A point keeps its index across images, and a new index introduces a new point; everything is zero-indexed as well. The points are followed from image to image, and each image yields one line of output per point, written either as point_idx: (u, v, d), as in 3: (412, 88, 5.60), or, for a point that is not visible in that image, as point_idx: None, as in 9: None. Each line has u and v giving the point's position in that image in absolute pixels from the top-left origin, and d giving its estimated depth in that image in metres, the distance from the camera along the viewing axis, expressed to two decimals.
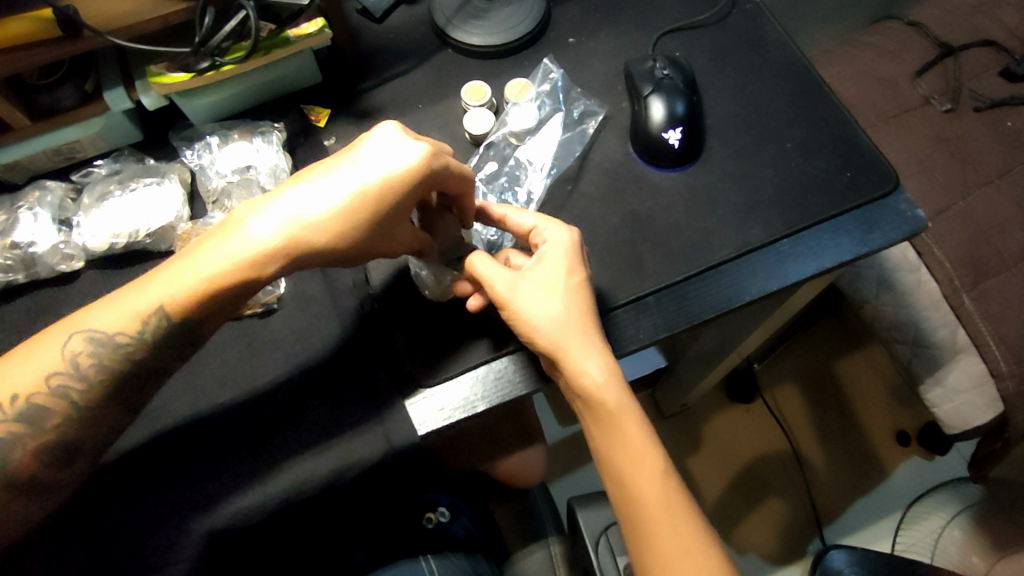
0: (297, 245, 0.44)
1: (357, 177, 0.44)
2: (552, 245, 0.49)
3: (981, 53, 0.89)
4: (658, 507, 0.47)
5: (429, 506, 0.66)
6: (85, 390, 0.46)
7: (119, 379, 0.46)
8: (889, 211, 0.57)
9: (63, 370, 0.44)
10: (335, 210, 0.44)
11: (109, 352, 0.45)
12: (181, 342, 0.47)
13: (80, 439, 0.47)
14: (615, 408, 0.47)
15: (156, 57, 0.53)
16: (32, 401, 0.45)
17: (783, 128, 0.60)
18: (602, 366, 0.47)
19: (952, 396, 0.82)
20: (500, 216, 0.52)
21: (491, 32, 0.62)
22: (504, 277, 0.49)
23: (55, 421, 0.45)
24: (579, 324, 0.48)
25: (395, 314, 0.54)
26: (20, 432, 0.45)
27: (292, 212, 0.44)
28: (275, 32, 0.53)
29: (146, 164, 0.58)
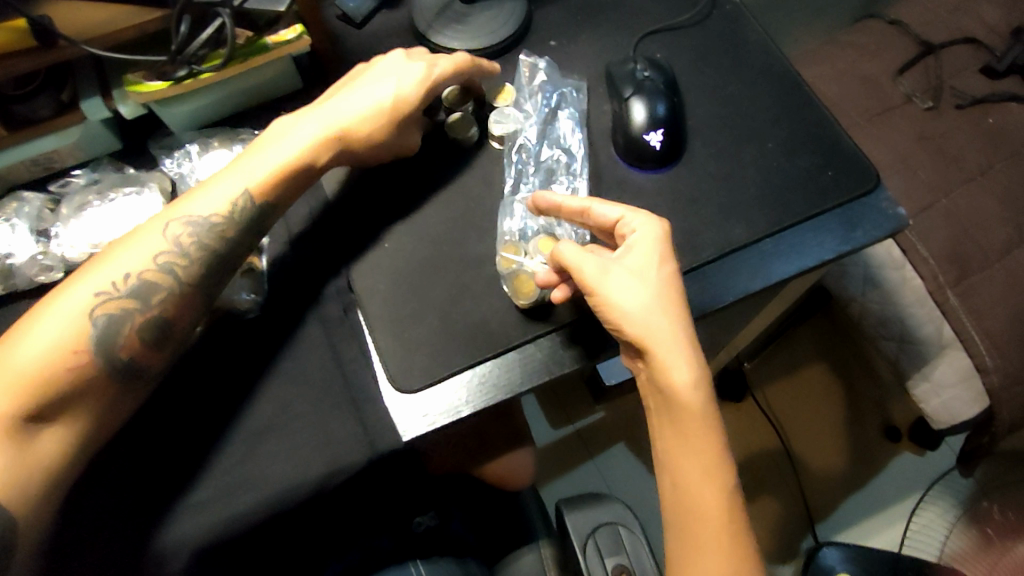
0: (347, 135, 0.54)
1: (381, 89, 0.55)
2: (640, 236, 0.49)
3: (962, 50, 0.90)
4: (718, 525, 0.46)
5: (420, 510, 0.65)
6: (188, 268, 0.51)
7: (214, 262, 0.52)
8: (871, 209, 0.57)
9: (169, 251, 0.50)
10: (371, 112, 0.55)
11: (206, 233, 0.51)
12: (254, 230, 0.53)
13: (175, 320, 0.51)
14: (700, 413, 0.46)
15: (133, 66, 0.53)
16: (145, 277, 0.49)
17: (764, 128, 0.61)
18: (691, 369, 0.46)
19: (939, 391, 0.83)
20: (583, 209, 0.51)
21: (471, 37, 0.62)
22: (593, 264, 0.48)
23: (160, 296, 0.50)
24: (673, 321, 0.47)
25: (378, 319, 0.54)
26: (131, 308, 0.49)
27: (335, 115, 0.55)
28: (253, 40, 0.53)
29: (126, 173, 0.57)
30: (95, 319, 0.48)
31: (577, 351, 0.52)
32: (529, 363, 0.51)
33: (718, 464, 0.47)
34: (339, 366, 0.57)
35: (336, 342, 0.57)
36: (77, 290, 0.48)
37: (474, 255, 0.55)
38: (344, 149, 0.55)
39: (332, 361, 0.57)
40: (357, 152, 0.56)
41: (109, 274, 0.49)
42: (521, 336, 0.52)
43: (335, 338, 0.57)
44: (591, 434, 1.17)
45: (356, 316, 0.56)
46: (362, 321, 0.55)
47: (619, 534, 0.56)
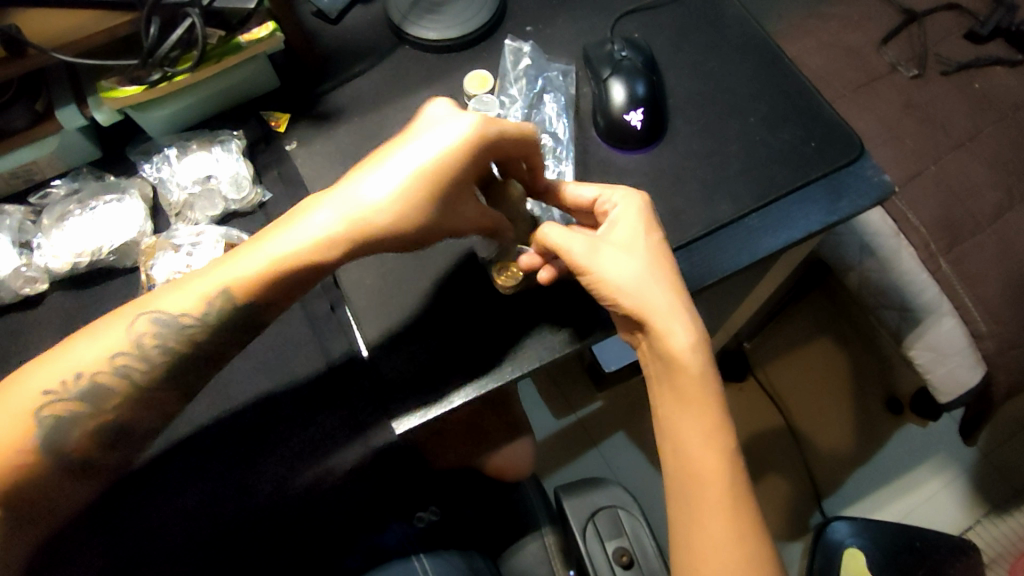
0: (364, 230, 0.44)
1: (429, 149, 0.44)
2: (622, 209, 0.48)
3: (945, 17, 0.89)
4: (720, 485, 0.46)
5: (421, 505, 0.66)
6: (149, 371, 0.46)
7: (180, 363, 0.47)
8: (856, 178, 0.57)
9: (128, 351, 0.45)
10: (409, 183, 0.44)
11: (173, 335, 0.45)
12: (237, 328, 0.47)
13: (133, 422, 0.47)
14: (699, 376, 0.46)
15: (106, 72, 0.52)
16: (97, 380, 0.45)
17: (746, 102, 0.60)
18: (689, 334, 0.46)
19: (944, 360, 0.82)
20: (557, 187, 0.52)
21: (447, 26, 0.62)
22: (581, 242, 0.47)
23: (115, 401, 0.46)
24: (666, 289, 0.46)
25: (365, 312, 0.53)
26: (81, 412, 0.45)
27: (351, 203, 0.44)
28: (225, 38, 0.53)
29: (106, 181, 0.57)
30: (41, 419, 0.44)
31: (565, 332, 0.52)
32: (520, 352, 0.51)
33: (719, 424, 0.46)
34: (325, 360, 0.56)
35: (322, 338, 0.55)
36: (28, 382, 0.44)
37: (458, 244, 0.55)
38: (365, 247, 0.45)
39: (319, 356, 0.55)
40: (393, 241, 0.46)
41: (60, 369, 0.44)
42: (509, 324, 0.52)
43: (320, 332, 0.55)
44: (593, 422, 1.17)
45: (345, 313, 0.55)
46: (350, 317, 0.54)
47: (619, 518, 0.56)
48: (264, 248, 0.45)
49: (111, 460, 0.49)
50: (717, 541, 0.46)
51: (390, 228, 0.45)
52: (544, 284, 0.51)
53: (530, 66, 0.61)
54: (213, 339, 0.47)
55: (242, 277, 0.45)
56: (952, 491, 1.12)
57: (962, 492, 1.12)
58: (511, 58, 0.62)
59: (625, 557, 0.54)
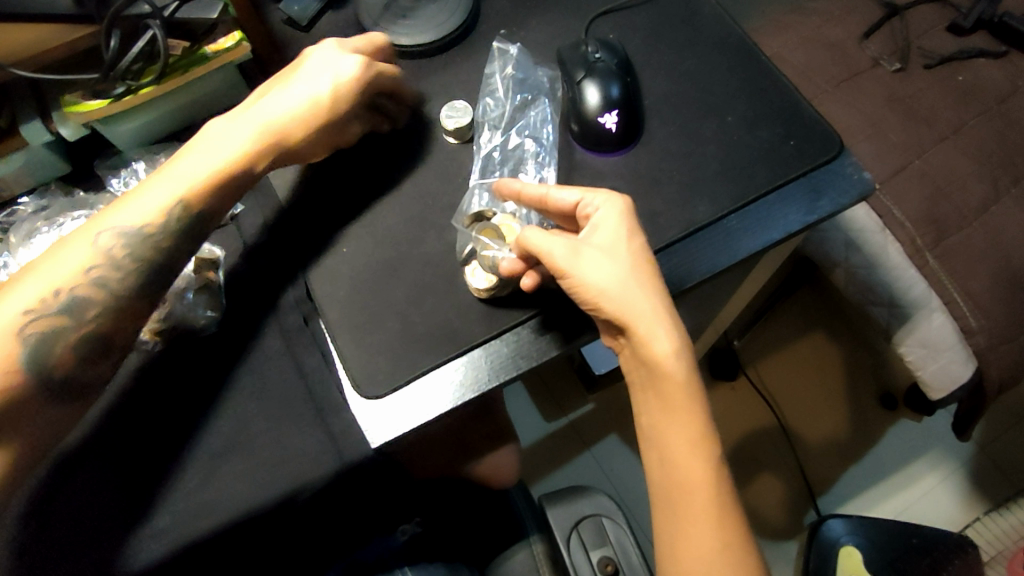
0: (276, 135, 0.52)
1: (317, 83, 0.53)
2: (605, 213, 0.47)
3: (927, 10, 0.89)
4: (706, 495, 0.45)
5: (404, 518, 0.65)
6: (123, 280, 0.50)
7: (147, 274, 0.51)
8: (835, 176, 0.56)
9: (99, 263, 0.49)
10: (303, 107, 0.52)
11: (138, 243, 0.50)
12: (189, 237, 0.52)
13: (113, 335, 0.50)
14: (683, 383, 0.45)
15: (70, 86, 0.51)
16: (75, 292, 0.48)
17: (723, 102, 0.59)
18: (673, 341, 0.45)
19: (936, 356, 0.80)
20: (542, 197, 0.50)
21: (420, 31, 0.61)
22: (562, 246, 0.46)
23: (94, 312, 0.49)
24: (650, 295, 0.45)
25: (339, 325, 0.52)
26: (63, 325, 0.48)
27: (262, 114, 0.53)
28: (190, 49, 0.52)
29: (75, 197, 0.56)
30: (25, 336, 0.47)
31: (546, 343, 0.50)
32: (497, 360, 0.50)
33: (704, 432, 0.45)
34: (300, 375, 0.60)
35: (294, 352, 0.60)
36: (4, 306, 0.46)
37: (433, 252, 0.54)
38: (285, 153, 0.53)
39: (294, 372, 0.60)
40: (299, 151, 0.53)
41: (34, 290, 0.47)
42: (485, 332, 0.51)
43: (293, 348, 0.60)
44: (585, 424, 1.16)
45: (319, 325, 0.54)
46: (324, 329, 0.53)
47: (603, 525, 0.55)
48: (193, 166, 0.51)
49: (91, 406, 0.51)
50: (704, 551, 0.45)
51: (299, 137, 0.52)
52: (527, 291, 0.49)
53: (515, 71, 0.61)
54: (176, 247, 0.51)
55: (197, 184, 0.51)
56: (947, 486, 1.11)
57: (958, 487, 1.11)
58: (498, 61, 0.61)
59: (609, 566, 0.53)
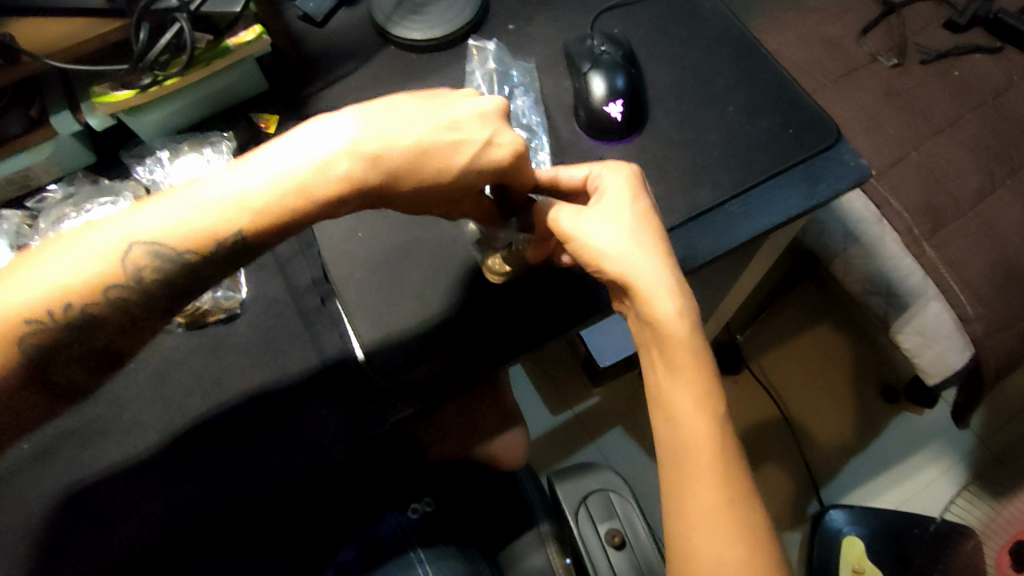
0: (388, 161, 0.42)
1: (440, 117, 0.43)
2: (609, 181, 0.49)
3: (922, 7, 0.91)
4: (712, 455, 0.46)
5: (415, 497, 0.67)
6: (139, 297, 0.41)
7: (171, 289, 0.42)
8: (832, 162, 0.59)
9: (116, 275, 0.40)
10: (419, 133, 0.43)
11: (167, 261, 0.40)
12: (229, 260, 0.42)
13: (125, 347, 0.44)
14: (687, 343, 0.46)
15: (98, 77, 0.54)
16: (85, 307, 0.40)
17: (723, 92, 0.62)
18: (677, 302, 0.46)
19: (932, 343, 0.83)
20: (551, 177, 0.52)
21: (431, 26, 0.63)
22: (569, 214, 0.48)
23: (106, 329, 0.42)
24: (654, 257, 0.46)
25: (356, 305, 0.54)
26: (61, 339, 0.41)
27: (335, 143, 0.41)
28: (214, 43, 0.54)
29: (101, 184, 0.58)
30: (24, 346, 0.40)
31: (554, 321, 0.53)
32: (507, 337, 0.52)
33: (708, 393, 0.47)
34: (321, 355, 0.55)
35: (315, 332, 0.56)
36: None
37: (445, 236, 0.56)
38: (392, 179, 0.42)
39: (315, 354, 0.55)
40: (420, 186, 0.43)
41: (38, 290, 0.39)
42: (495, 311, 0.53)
43: (313, 326, 0.56)
44: (591, 417, 1.18)
45: (336, 306, 0.56)
46: (342, 310, 0.55)
47: (610, 500, 0.57)
48: (264, 174, 0.40)
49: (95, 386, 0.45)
50: (708, 509, 0.46)
51: (415, 166, 0.42)
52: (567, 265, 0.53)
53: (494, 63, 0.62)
54: (213, 268, 0.42)
55: (255, 209, 0.40)
56: (948, 477, 1.13)
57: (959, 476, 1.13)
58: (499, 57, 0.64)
59: (617, 538, 0.55)
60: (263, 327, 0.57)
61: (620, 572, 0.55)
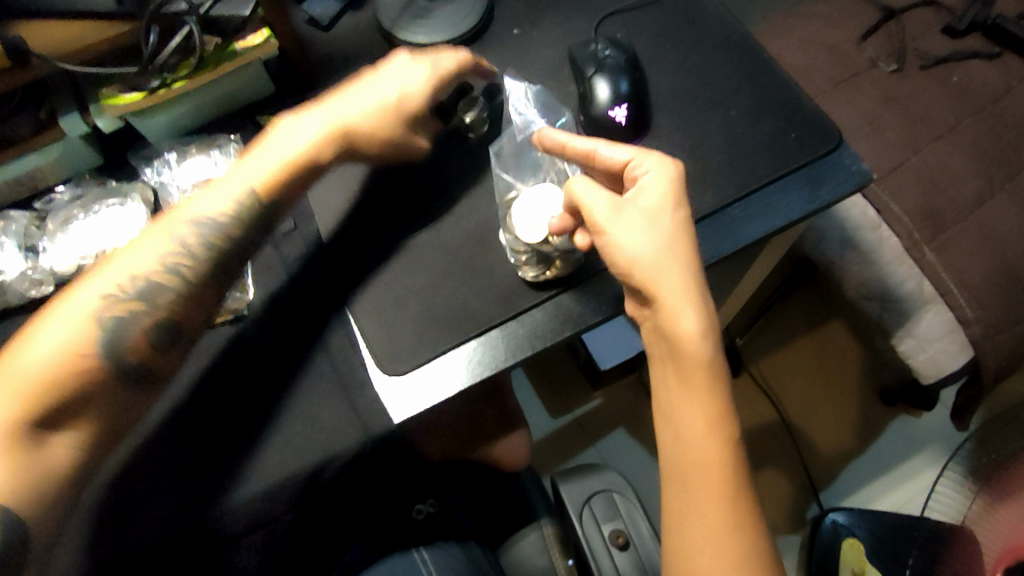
0: (350, 133, 0.57)
1: (385, 89, 0.58)
2: (651, 176, 0.49)
3: (922, 13, 0.92)
4: (719, 473, 0.47)
5: (419, 498, 0.66)
6: (195, 268, 0.53)
7: (217, 260, 0.54)
8: (834, 166, 0.59)
9: (174, 251, 0.52)
10: (379, 110, 0.57)
11: (214, 231, 0.53)
12: (263, 225, 0.56)
13: (182, 321, 0.53)
14: (704, 361, 0.46)
15: (108, 80, 0.54)
16: (150, 279, 0.52)
17: (726, 97, 0.62)
18: (698, 319, 0.46)
19: (925, 346, 0.84)
20: (589, 152, 0.53)
21: (438, 30, 0.64)
22: (603, 203, 0.49)
23: (164, 298, 0.52)
24: (679, 269, 0.47)
25: (363, 307, 0.54)
26: (140, 310, 0.51)
27: (339, 113, 0.57)
28: (222, 46, 0.55)
29: (108, 186, 0.58)
30: (102, 322, 0.50)
31: (557, 325, 0.53)
32: (514, 340, 0.52)
33: (722, 410, 0.47)
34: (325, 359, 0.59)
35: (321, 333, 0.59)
36: (85, 292, 0.51)
37: (451, 238, 0.56)
38: (352, 146, 0.57)
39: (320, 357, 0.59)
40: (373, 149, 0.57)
41: (115, 277, 0.52)
42: (503, 314, 0.53)
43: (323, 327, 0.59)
44: (591, 419, 1.18)
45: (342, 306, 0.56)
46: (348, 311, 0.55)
47: (614, 500, 0.57)
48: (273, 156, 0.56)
49: (164, 369, 0.53)
50: (712, 524, 0.46)
51: (372, 134, 0.57)
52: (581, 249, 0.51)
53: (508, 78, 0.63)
54: (245, 233, 0.55)
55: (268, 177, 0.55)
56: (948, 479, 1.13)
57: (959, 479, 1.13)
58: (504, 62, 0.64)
59: (621, 538, 0.56)
60: None
61: (624, 572, 0.55)
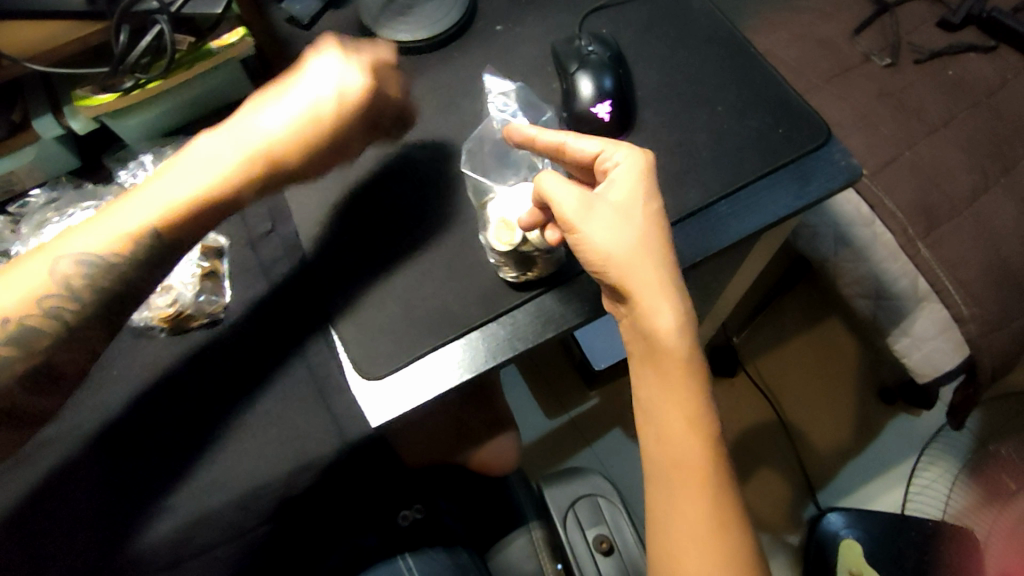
0: (260, 160, 0.52)
1: (320, 93, 0.54)
2: (622, 168, 0.48)
3: (916, 6, 0.90)
4: (702, 475, 0.45)
5: (404, 505, 0.65)
6: (79, 310, 0.49)
7: (104, 302, 0.50)
8: (823, 162, 0.58)
9: (52, 291, 0.48)
10: (303, 122, 0.53)
11: (103, 270, 0.49)
12: (159, 260, 0.51)
13: (61, 364, 0.50)
14: (683, 358, 0.45)
15: (81, 81, 0.54)
16: (26, 322, 0.48)
17: (713, 92, 0.61)
18: (676, 315, 0.45)
19: (920, 344, 0.83)
20: (559, 144, 0.51)
21: (420, 27, 0.63)
22: (573, 200, 0.47)
23: (43, 343, 0.48)
24: (655, 264, 0.46)
25: (341, 310, 0.53)
26: (12, 355, 0.48)
27: (247, 138, 0.53)
28: (196, 45, 0.54)
29: (84, 189, 0.58)
30: None
31: (539, 323, 0.52)
32: (496, 341, 0.51)
33: (705, 411, 0.46)
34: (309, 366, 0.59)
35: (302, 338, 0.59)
36: None
37: (432, 239, 0.55)
38: (275, 171, 0.53)
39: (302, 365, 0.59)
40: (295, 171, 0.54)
41: None
42: (484, 314, 0.52)
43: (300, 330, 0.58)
44: (586, 420, 1.17)
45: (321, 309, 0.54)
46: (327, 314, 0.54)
47: (599, 505, 0.56)
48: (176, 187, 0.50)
49: (45, 410, 0.51)
50: (698, 529, 0.45)
51: (287, 157, 0.53)
52: (553, 246, 0.50)
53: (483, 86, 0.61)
54: (139, 273, 0.50)
55: (167, 211, 0.50)
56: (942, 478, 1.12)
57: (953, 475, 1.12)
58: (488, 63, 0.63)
59: (605, 544, 0.54)
60: None
61: None
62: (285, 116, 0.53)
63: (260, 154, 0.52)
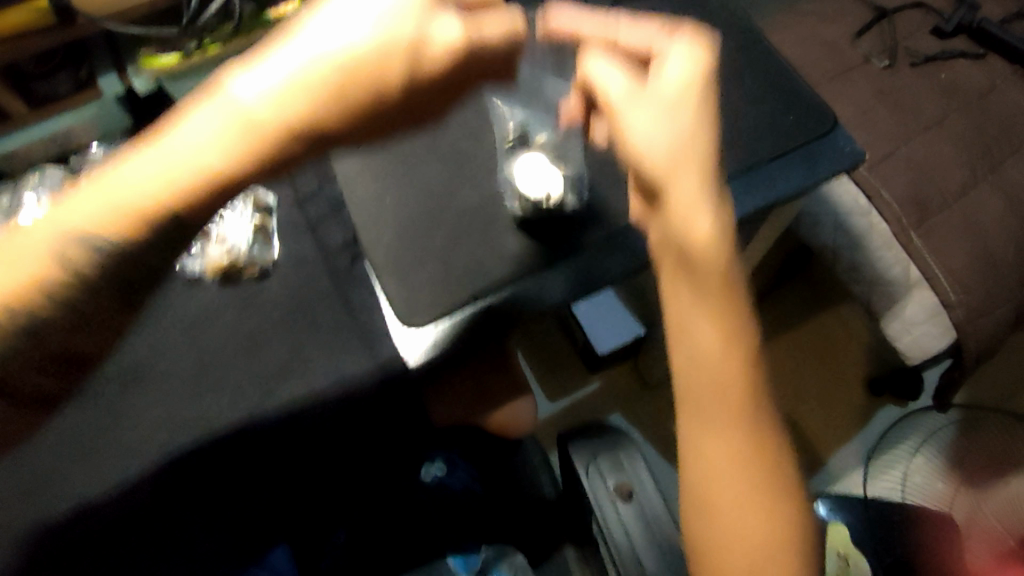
0: (291, 126, 0.38)
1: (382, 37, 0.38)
2: (675, 58, 0.47)
3: (913, 14, 0.96)
4: (728, 373, 0.49)
5: (427, 459, 0.67)
6: (81, 299, 0.42)
7: (116, 288, 0.42)
8: (829, 147, 0.63)
9: (50, 271, 0.40)
10: (328, 67, 0.37)
11: (93, 258, 0.40)
12: (165, 245, 0.41)
13: (72, 347, 0.44)
14: (713, 257, 0.48)
15: (148, 42, 0.60)
16: (13, 315, 0.40)
17: (729, 79, 0.66)
18: (710, 217, 0.48)
19: (910, 329, 0.87)
20: (609, 34, 0.49)
21: None
22: (618, 86, 0.48)
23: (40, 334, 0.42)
24: (696, 160, 0.48)
25: (383, 265, 0.57)
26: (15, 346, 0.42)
27: (247, 95, 0.37)
28: (256, 13, 0.59)
29: (139, 145, 0.62)
30: None
31: (565, 285, 0.56)
32: (527, 299, 0.56)
33: (737, 340, 0.50)
34: (348, 310, 0.56)
35: (344, 289, 0.56)
36: None
37: (467, 203, 0.59)
38: (309, 138, 0.39)
39: (342, 309, 0.56)
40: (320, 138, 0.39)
41: None
42: (516, 272, 0.56)
43: (343, 285, 0.56)
44: (587, 403, 1.21)
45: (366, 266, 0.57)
46: (371, 269, 0.58)
47: (618, 456, 0.60)
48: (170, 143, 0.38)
49: (54, 388, 0.45)
50: (723, 447, 0.50)
51: (316, 114, 0.38)
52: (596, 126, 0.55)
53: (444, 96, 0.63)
54: (151, 259, 0.42)
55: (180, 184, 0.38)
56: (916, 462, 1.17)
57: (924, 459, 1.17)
58: None
59: (625, 489, 0.59)
60: (293, 284, 0.57)
61: (629, 521, 0.58)
62: (260, 82, 0.37)
63: (266, 128, 0.38)
